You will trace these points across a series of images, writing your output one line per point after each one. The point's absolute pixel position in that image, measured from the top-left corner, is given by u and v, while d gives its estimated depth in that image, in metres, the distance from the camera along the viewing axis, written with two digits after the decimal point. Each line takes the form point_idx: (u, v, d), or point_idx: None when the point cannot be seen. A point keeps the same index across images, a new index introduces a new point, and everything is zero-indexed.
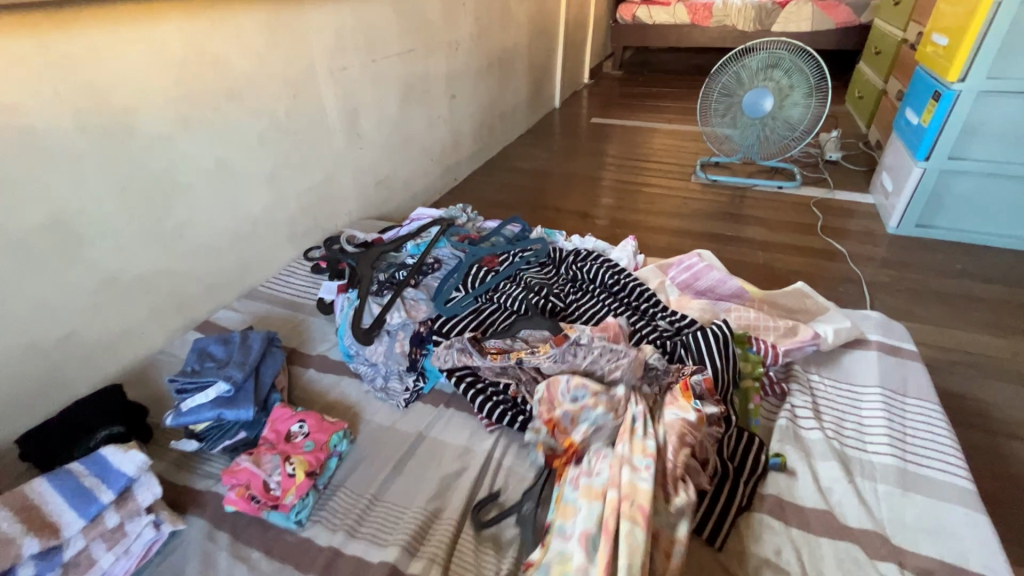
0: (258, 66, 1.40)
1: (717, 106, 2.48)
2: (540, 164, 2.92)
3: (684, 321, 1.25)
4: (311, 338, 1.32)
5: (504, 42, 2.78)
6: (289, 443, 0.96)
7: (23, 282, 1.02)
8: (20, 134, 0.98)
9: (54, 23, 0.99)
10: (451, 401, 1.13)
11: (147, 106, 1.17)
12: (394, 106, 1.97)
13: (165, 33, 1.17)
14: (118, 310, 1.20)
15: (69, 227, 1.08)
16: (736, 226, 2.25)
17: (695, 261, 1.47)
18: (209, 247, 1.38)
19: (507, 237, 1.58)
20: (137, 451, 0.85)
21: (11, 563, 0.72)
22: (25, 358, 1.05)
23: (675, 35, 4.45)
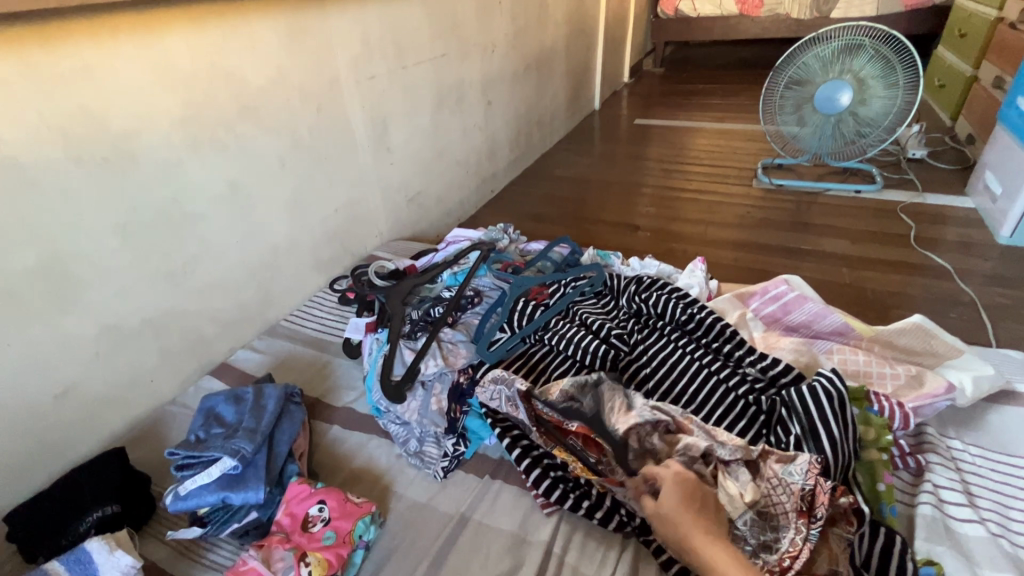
0: (275, 81, 1.26)
1: (782, 103, 2.21)
2: (581, 171, 2.69)
3: (781, 369, 1.01)
4: (337, 386, 1.16)
5: (542, 43, 2.58)
6: (306, 533, 0.79)
7: (10, 338, 0.90)
8: (0, 167, 0.85)
9: (36, 39, 0.85)
10: (499, 470, 0.95)
11: (151, 128, 1.04)
12: (426, 115, 1.80)
13: (171, 47, 1.04)
14: (125, 360, 1.08)
15: (63, 270, 0.95)
16: (810, 238, 1.98)
17: (783, 289, 1.24)
18: (227, 282, 1.25)
19: (555, 262, 1.39)
20: (123, 553, 0.72)
21: None
22: (17, 422, 0.93)
23: (722, 28, 4.13)
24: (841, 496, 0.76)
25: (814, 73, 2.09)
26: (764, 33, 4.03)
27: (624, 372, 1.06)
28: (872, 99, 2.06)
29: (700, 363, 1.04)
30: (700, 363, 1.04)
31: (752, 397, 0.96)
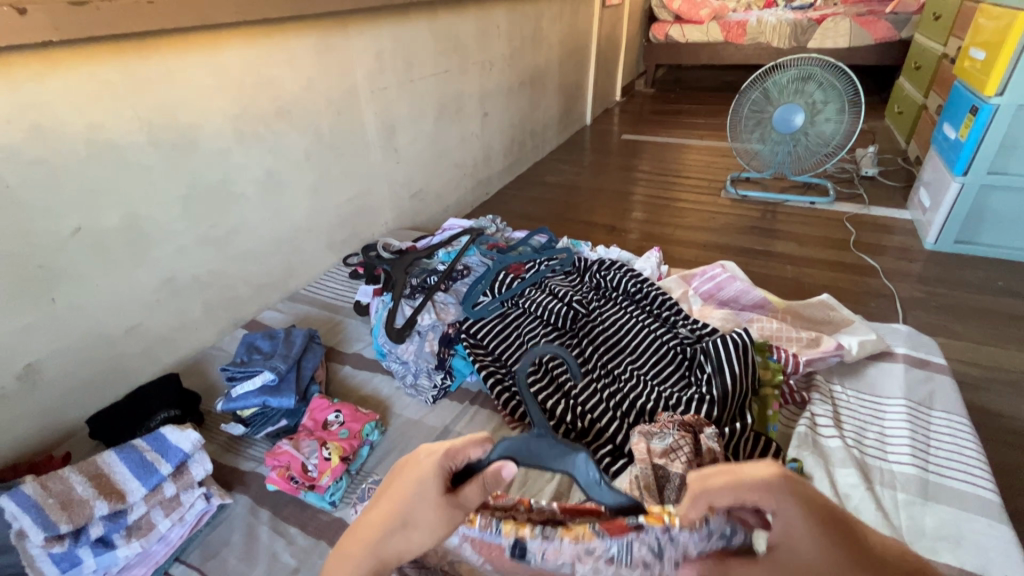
0: (305, 89, 1.52)
1: (746, 123, 2.49)
2: (569, 178, 2.97)
3: (704, 329, 1.26)
4: (347, 338, 1.41)
5: (536, 62, 2.87)
6: (326, 430, 1.04)
7: (97, 279, 1.15)
8: (102, 148, 1.11)
9: (134, 50, 1.12)
10: (477, 398, 1.20)
11: (209, 122, 1.30)
12: (429, 122, 2.07)
13: (227, 58, 1.30)
14: (178, 308, 1.33)
15: (138, 230, 1.21)
16: (765, 241, 2.24)
17: (718, 272, 1.50)
18: (259, 251, 1.51)
19: (534, 247, 1.65)
20: (192, 430, 0.92)
21: (85, 521, 0.81)
22: (97, 347, 1.18)
23: (708, 53, 4.44)
24: (703, 423, 0.99)
25: (769, 101, 2.37)
26: (746, 59, 4.33)
27: (581, 328, 1.30)
28: (822, 121, 2.34)
29: (642, 322, 1.29)
30: (641, 322, 1.29)
31: (680, 347, 1.21)
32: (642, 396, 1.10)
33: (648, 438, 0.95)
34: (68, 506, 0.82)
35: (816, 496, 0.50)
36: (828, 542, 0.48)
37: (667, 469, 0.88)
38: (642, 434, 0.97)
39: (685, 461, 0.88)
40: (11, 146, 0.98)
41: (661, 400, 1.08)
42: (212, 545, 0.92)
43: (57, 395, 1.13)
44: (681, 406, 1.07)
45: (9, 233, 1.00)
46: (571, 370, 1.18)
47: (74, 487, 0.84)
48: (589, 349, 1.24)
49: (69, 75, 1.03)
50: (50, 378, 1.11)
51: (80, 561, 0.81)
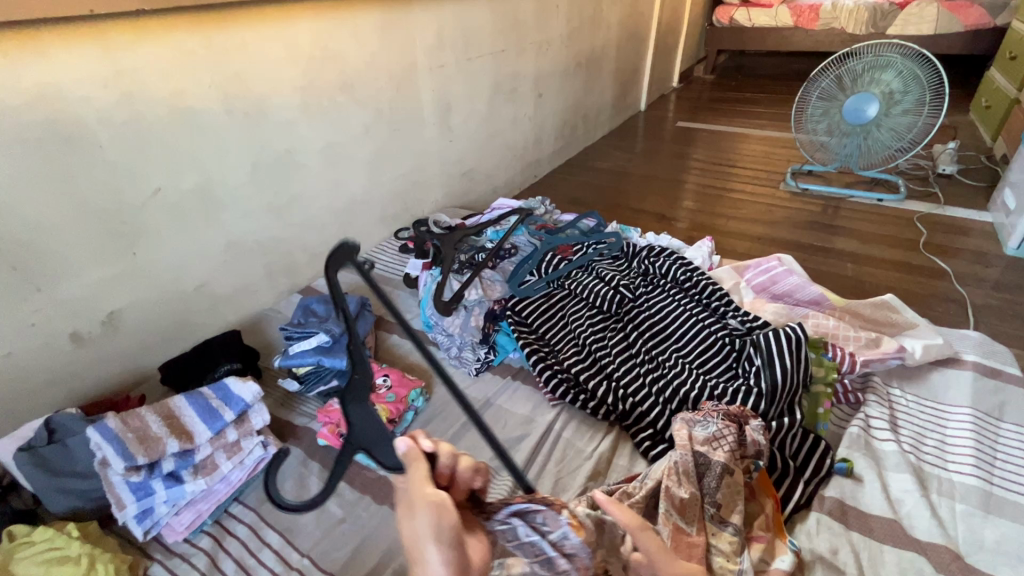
0: (368, 63, 1.56)
1: (814, 112, 2.36)
2: (619, 164, 2.91)
3: (756, 322, 1.22)
4: (396, 308, 1.46)
5: (594, 43, 2.81)
6: (374, 393, 1.08)
7: (174, 237, 1.24)
8: (183, 114, 1.18)
9: (214, 22, 1.18)
10: (518, 374, 1.22)
11: (277, 93, 1.35)
12: (483, 101, 2.08)
13: (298, 31, 1.35)
14: (242, 269, 1.41)
15: (211, 193, 1.28)
16: (825, 237, 2.14)
17: (774, 265, 1.46)
18: (317, 221, 1.57)
19: (582, 230, 1.64)
20: (253, 383, 0.99)
21: (159, 456, 0.89)
22: (170, 300, 1.27)
23: (775, 39, 4.22)
24: (749, 414, 0.97)
25: (841, 89, 2.24)
26: (817, 45, 4.09)
27: (627, 313, 1.29)
28: (899, 113, 2.19)
29: (691, 310, 1.27)
30: (689, 310, 1.27)
31: (729, 338, 1.18)
32: (686, 384, 1.09)
33: (690, 424, 0.93)
34: (144, 441, 0.89)
35: None
36: None
37: (708, 457, 0.86)
38: (685, 420, 0.94)
39: (727, 451, 0.86)
40: (105, 107, 1.06)
41: (706, 390, 1.06)
42: (266, 490, 0.98)
43: (133, 342, 1.23)
44: (726, 396, 1.04)
45: (99, 188, 1.09)
46: (614, 354, 1.18)
47: (150, 425, 0.92)
48: (634, 335, 1.22)
49: (156, 42, 1.10)
50: (128, 325, 1.21)
51: (152, 491, 0.88)
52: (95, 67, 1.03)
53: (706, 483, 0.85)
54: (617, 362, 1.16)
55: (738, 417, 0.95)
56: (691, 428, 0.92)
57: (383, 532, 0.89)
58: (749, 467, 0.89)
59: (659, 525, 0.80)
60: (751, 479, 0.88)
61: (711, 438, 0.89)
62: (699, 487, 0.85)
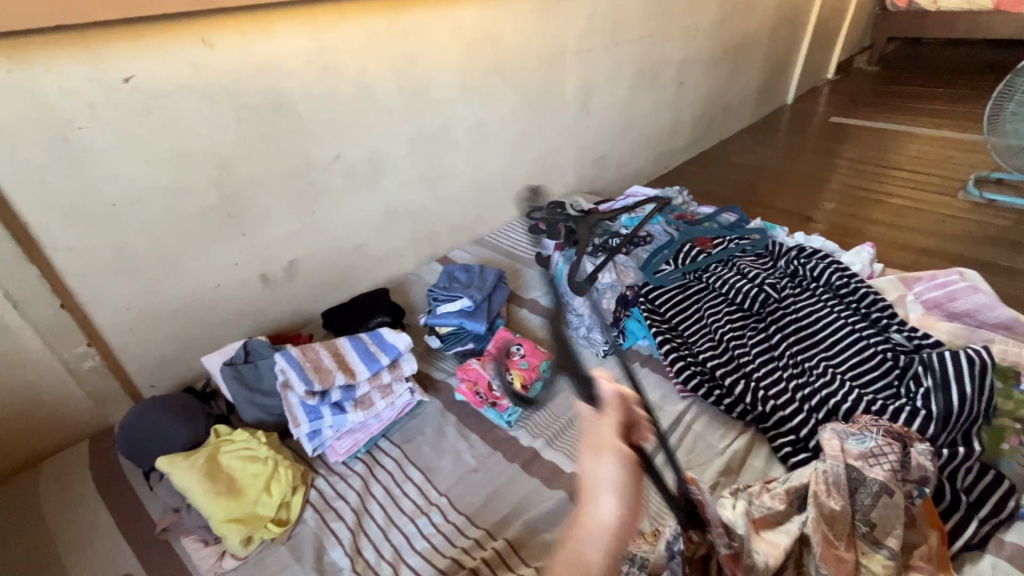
0: (520, 47, 1.61)
1: (1015, 110, 2.00)
2: (759, 160, 2.72)
3: (926, 340, 1.09)
4: (526, 284, 1.52)
5: (745, 29, 2.63)
6: (508, 358, 1.14)
7: (344, 199, 1.39)
8: (363, 89, 1.32)
9: (397, 7, 1.30)
10: (647, 361, 1.21)
11: (440, 73, 1.46)
12: (624, 86, 2.05)
13: (464, 15, 1.44)
14: (393, 234, 1.55)
15: (377, 163, 1.43)
16: (1015, 256, 1.82)
17: (953, 279, 1.28)
18: (459, 195, 1.67)
19: (723, 223, 1.57)
20: (403, 333, 1.11)
21: (328, 385, 1.03)
22: (335, 256, 1.45)
23: (965, 25, 3.62)
24: (917, 436, 0.87)
25: None
26: (1023, 32, 3.44)
27: (770, 313, 1.21)
28: None
29: (845, 318, 1.16)
30: (844, 317, 1.16)
31: (891, 352, 1.07)
32: (837, 394, 1.01)
33: (840, 435, 0.87)
34: (318, 371, 1.04)
35: None
36: None
37: (862, 472, 0.80)
38: (837, 432, 0.87)
39: (888, 470, 0.79)
40: (305, 81, 1.22)
41: (863, 403, 0.97)
42: (409, 431, 1.09)
43: (304, 289, 1.42)
44: (885, 414, 0.95)
45: (294, 152, 1.26)
46: (755, 354, 1.12)
47: (322, 358, 1.07)
48: (777, 336, 1.15)
49: (349, 24, 1.24)
50: (303, 274, 1.40)
51: (321, 415, 1.02)
52: (302, 46, 1.19)
53: (860, 500, 0.79)
54: (757, 362, 1.10)
55: (904, 434, 0.87)
56: (845, 440, 0.85)
57: (512, 488, 0.95)
58: (912, 492, 0.80)
59: (803, 529, 0.75)
60: (913, 505, 0.80)
61: (865, 454, 0.82)
62: (849, 502, 0.79)
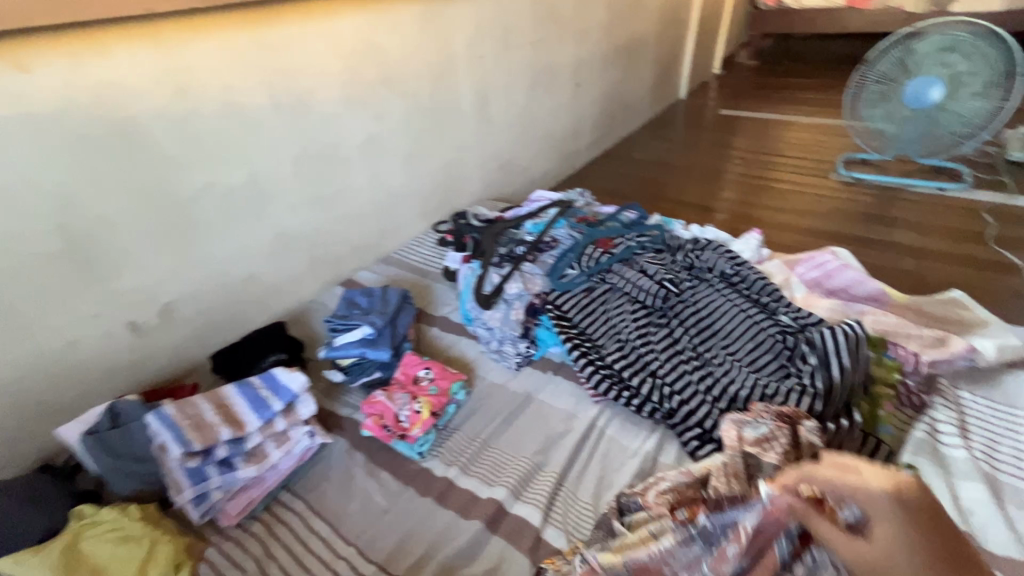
0: (407, 56, 1.56)
1: (869, 97, 2.23)
2: (658, 154, 2.84)
3: (809, 319, 1.16)
4: (435, 301, 1.47)
5: (633, 30, 2.73)
6: (417, 385, 1.09)
7: (223, 230, 1.27)
8: (231, 110, 1.21)
9: (261, 19, 1.21)
10: (560, 369, 1.20)
11: (321, 88, 1.37)
12: (521, 91, 2.05)
13: (341, 26, 1.36)
14: (287, 262, 1.44)
15: (259, 188, 1.31)
16: (881, 229, 2.02)
17: (828, 259, 1.38)
18: (358, 214, 1.59)
19: (623, 222, 1.60)
20: (299, 372, 1.02)
21: (212, 443, 0.92)
22: (220, 293, 1.32)
23: (825, 20, 4.01)
24: (805, 416, 0.92)
25: (901, 72, 2.11)
26: (871, 26, 3.86)
27: (671, 308, 1.25)
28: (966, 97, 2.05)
29: (738, 305, 1.22)
30: (737, 305, 1.22)
31: (780, 335, 1.13)
32: (735, 382, 1.05)
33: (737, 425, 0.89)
34: (198, 428, 0.92)
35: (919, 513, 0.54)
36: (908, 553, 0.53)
37: (759, 458, 0.82)
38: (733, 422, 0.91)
39: (780, 453, 0.82)
40: (159, 104, 1.09)
41: (757, 389, 1.02)
42: (313, 479, 1.01)
43: (188, 333, 1.28)
44: (779, 396, 1.00)
45: (154, 184, 1.13)
46: (660, 351, 1.14)
47: (203, 412, 0.95)
48: (679, 331, 1.19)
49: (206, 40, 1.13)
50: (182, 316, 1.26)
51: (207, 477, 0.91)
52: (149, 66, 1.06)
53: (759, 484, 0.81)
54: (662, 359, 1.13)
55: (794, 416, 0.91)
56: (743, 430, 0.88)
57: (427, 525, 0.90)
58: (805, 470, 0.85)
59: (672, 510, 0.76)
60: None
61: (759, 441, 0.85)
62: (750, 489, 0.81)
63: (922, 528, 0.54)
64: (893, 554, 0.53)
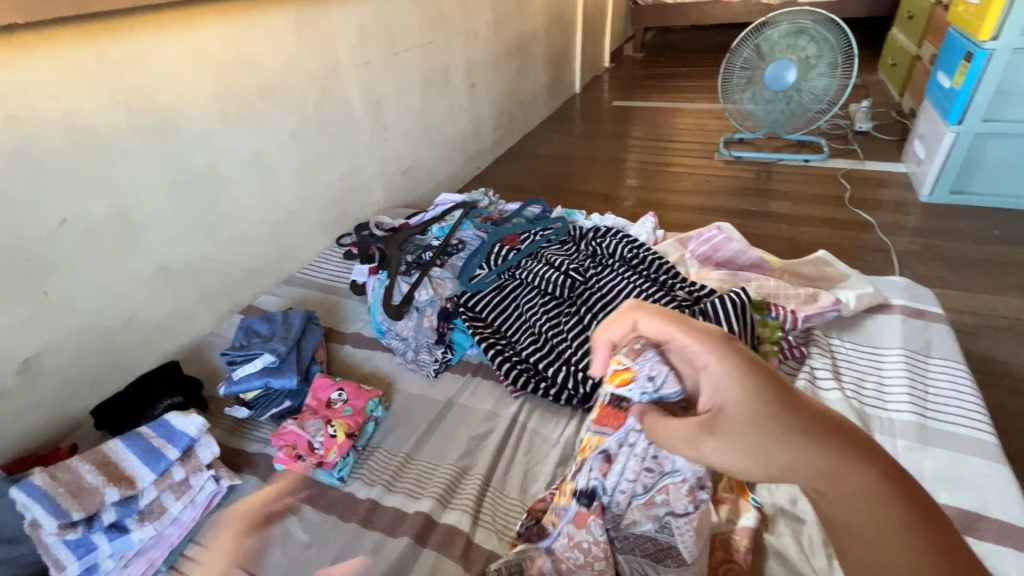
0: (285, 66, 1.48)
1: (738, 82, 2.44)
2: (560, 148, 2.92)
3: (703, 291, 1.25)
4: (346, 318, 1.41)
5: (522, 28, 2.79)
6: (330, 409, 1.04)
7: (88, 269, 1.14)
8: (82, 135, 1.08)
9: (106, 32, 1.09)
10: (478, 370, 1.21)
11: (190, 104, 1.27)
12: (415, 95, 2.02)
13: (204, 37, 1.27)
14: (174, 296, 1.32)
15: (128, 218, 1.19)
16: (760, 201, 2.22)
17: (714, 234, 1.49)
18: (251, 236, 1.49)
19: (528, 218, 1.64)
20: (197, 415, 0.93)
21: (97, 508, 0.82)
22: (94, 339, 1.18)
23: (696, 14, 4.33)
24: None
25: (761, 58, 2.32)
26: (736, 18, 4.23)
27: (579, 296, 1.29)
28: (816, 77, 2.30)
29: (639, 286, 1.28)
30: (638, 285, 1.29)
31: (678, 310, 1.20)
32: None
33: None
34: (78, 494, 0.82)
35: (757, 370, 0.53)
36: (749, 406, 0.50)
37: None
38: None
39: None
40: None
41: None
42: (224, 526, 0.93)
43: (59, 388, 1.13)
44: None
45: None
46: (571, 338, 1.18)
47: (82, 476, 0.84)
48: (588, 316, 1.23)
49: (41, 59, 1.00)
50: (49, 371, 1.11)
51: (96, 546, 0.81)
52: None
53: None
54: (574, 346, 1.17)
55: None
56: None
57: (353, 551, 0.86)
58: None
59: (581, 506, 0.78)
60: None
61: None
62: None
63: (755, 379, 0.52)
64: (745, 414, 0.50)
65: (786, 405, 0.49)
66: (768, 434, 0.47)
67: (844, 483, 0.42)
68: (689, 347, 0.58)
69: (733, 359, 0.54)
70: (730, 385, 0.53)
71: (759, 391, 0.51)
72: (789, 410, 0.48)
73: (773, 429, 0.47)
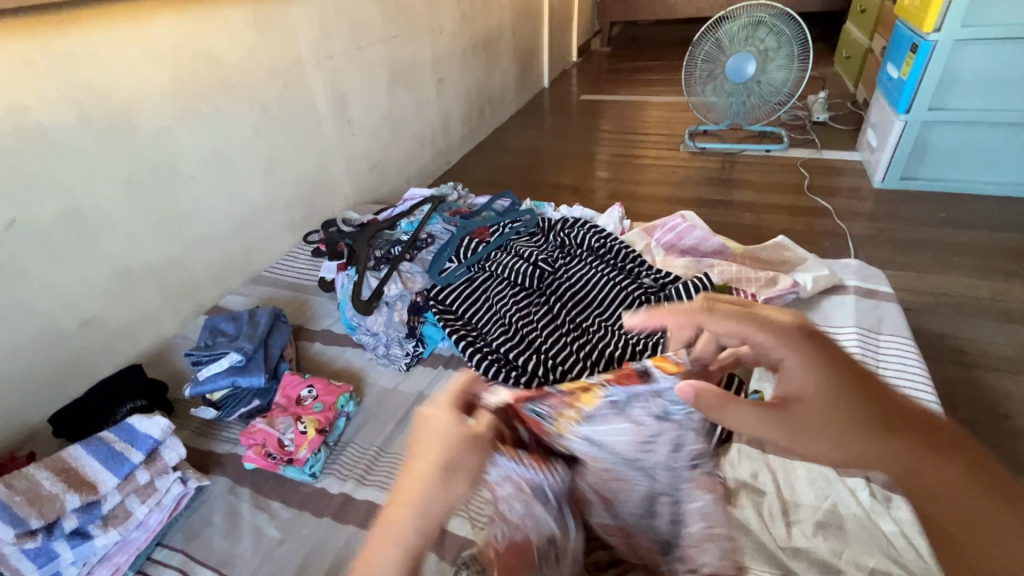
0: (244, 61, 1.45)
1: (701, 74, 2.50)
2: (530, 142, 2.93)
3: (668, 277, 1.28)
4: (315, 315, 1.40)
5: (488, 22, 2.79)
6: (300, 406, 1.03)
7: (40, 272, 1.10)
8: (29, 133, 1.04)
9: (52, 25, 1.05)
10: (450, 362, 1.21)
11: (144, 100, 1.23)
12: (381, 89, 2.00)
13: (157, 30, 1.23)
14: (134, 298, 1.29)
15: (81, 219, 1.15)
16: (725, 191, 2.28)
17: (678, 222, 1.53)
18: (214, 235, 1.46)
19: (497, 211, 1.64)
20: (160, 416, 0.92)
21: (56, 515, 0.80)
22: (50, 345, 1.14)
23: (661, 8, 4.38)
24: None
25: (722, 51, 2.37)
26: (699, 11, 4.30)
27: (548, 286, 1.31)
28: (774, 69, 2.37)
29: (607, 275, 1.31)
30: (606, 274, 1.31)
31: (644, 296, 1.23)
32: (610, 345, 1.13)
33: None
34: (36, 501, 0.80)
35: (826, 352, 0.54)
36: (827, 395, 0.53)
37: None
38: None
39: None
40: None
41: (629, 348, 1.11)
42: (193, 527, 0.91)
43: (14, 396, 1.09)
44: (648, 350, 1.10)
45: None
46: (541, 328, 1.20)
47: (40, 483, 0.82)
48: (557, 306, 1.25)
49: None
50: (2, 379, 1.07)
51: (56, 554, 0.79)
52: None
53: None
54: (544, 335, 1.19)
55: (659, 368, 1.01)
56: None
57: (327, 546, 0.86)
58: None
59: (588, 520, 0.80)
60: None
61: None
62: None
63: (823, 365, 0.54)
64: (831, 401, 0.53)
65: (856, 396, 0.53)
66: (849, 432, 0.52)
67: (928, 472, 0.50)
68: (762, 343, 0.56)
69: (810, 347, 0.54)
70: (801, 373, 0.54)
71: (826, 381, 0.53)
72: (858, 396, 0.53)
73: (854, 423, 0.52)
